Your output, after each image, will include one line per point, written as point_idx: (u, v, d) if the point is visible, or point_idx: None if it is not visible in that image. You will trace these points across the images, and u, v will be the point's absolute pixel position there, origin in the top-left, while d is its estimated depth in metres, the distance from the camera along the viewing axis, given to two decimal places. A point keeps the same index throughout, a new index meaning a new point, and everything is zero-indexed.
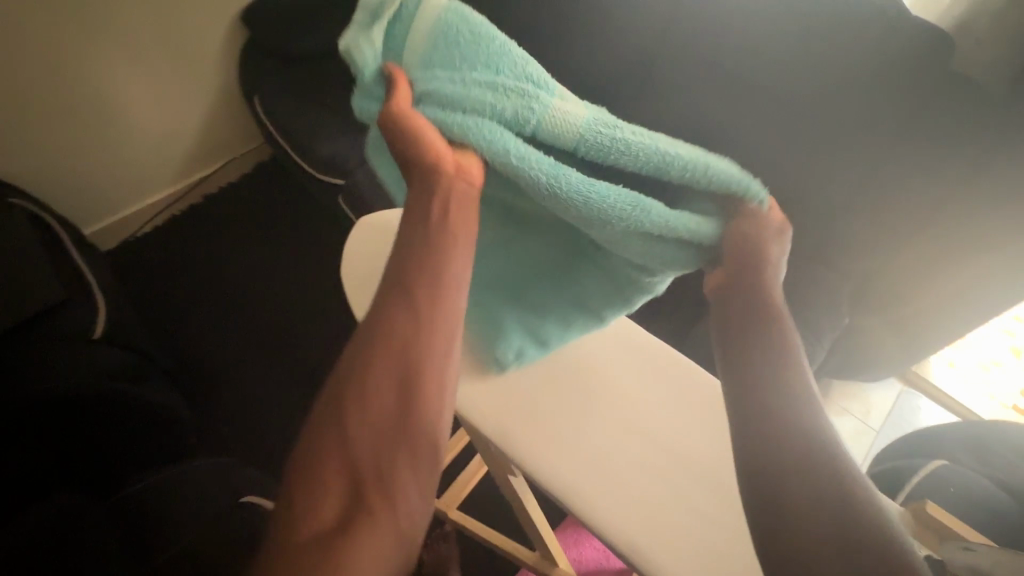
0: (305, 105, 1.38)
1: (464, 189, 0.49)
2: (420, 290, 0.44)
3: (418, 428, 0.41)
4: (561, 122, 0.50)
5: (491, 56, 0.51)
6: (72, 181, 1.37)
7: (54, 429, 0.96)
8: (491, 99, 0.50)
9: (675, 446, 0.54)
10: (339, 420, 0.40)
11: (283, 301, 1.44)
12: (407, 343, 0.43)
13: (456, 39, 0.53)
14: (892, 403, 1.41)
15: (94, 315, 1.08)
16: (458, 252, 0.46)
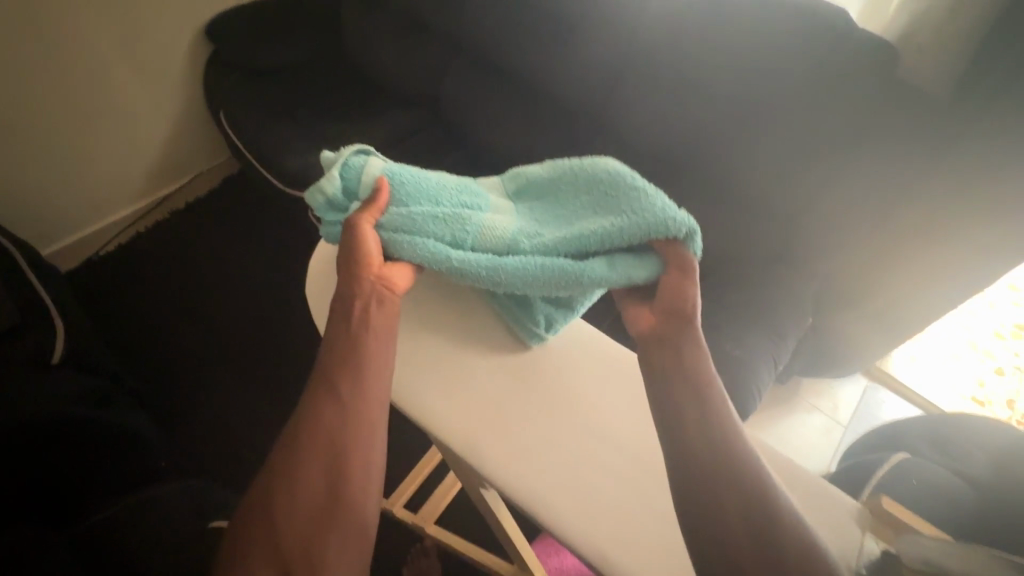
0: (272, 119, 1.37)
1: (394, 296, 0.57)
2: (347, 396, 0.49)
3: (345, 506, 0.46)
4: (492, 233, 0.60)
5: (423, 184, 0.61)
6: (35, 202, 1.33)
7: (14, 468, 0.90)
8: (433, 226, 0.59)
9: (640, 451, 0.55)
10: (268, 508, 0.45)
11: (253, 316, 1.42)
12: (334, 435, 0.48)
13: (400, 186, 0.60)
14: (858, 398, 1.45)
15: (53, 338, 1.05)
16: (385, 350, 0.53)
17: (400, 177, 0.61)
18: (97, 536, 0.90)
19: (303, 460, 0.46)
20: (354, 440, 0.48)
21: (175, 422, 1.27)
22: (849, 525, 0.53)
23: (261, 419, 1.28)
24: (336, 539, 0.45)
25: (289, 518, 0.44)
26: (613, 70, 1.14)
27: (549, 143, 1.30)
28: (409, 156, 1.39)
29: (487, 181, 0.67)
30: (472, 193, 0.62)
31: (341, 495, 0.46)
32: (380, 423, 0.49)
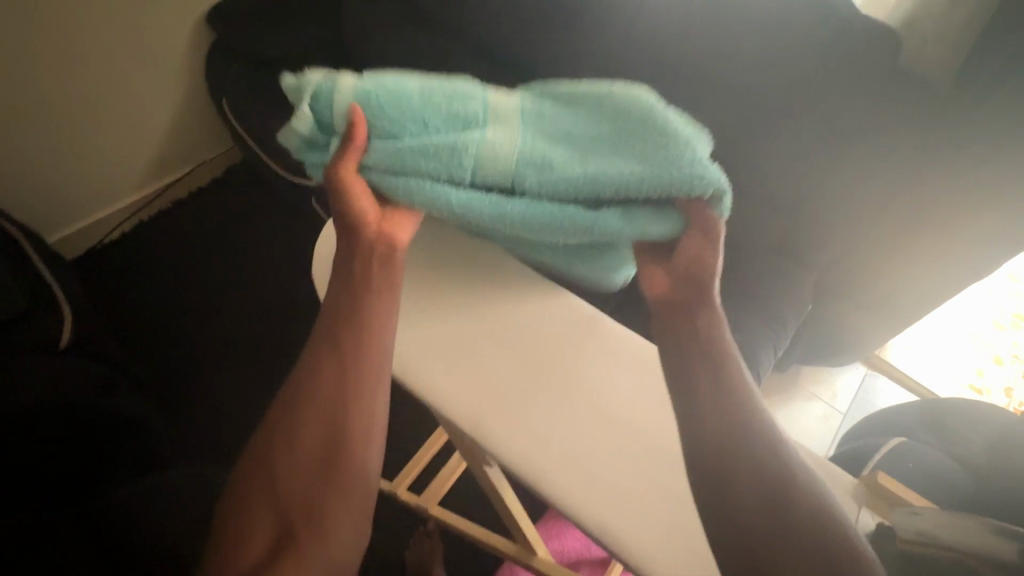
0: (276, 108, 1.37)
1: (398, 249, 0.59)
2: (349, 365, 0.54)
3: (345, 462, 0.52)
4: (494, 164, 0.56)
5: (417, 106, 0.56)
6: (39, 193, 1.34)
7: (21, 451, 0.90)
8: (428, 160, 0.56)
9: (639, 426, 0.56)
10: (278, 456, 0.52)
11: (258, 304, 1.43)
12: (335, 399, 0.53)
13: (389, 112, 0.56)
14: (856, 386, 1.46)
15: (59, 324, 1.07)
16: (388, 324, 0.55)
17: (390, 97, 0.56)
18: (107, 516, 0.89)
19: (307, 419, 0.53)
20: (357, 392, 0.53)
21: (180, 408, 1.29)
22: (846, 496, 0.51)
23: (267, 406, 1.30)
24: (337, 490, 0.51)
25: (293, 466, 0.51)
26: (615, 58, 1.13)
27: None
28: None
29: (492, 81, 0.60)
30: (470, 116, 0.56)
31: (342, 452, 0.52)
32: (378, 392, 0.54)
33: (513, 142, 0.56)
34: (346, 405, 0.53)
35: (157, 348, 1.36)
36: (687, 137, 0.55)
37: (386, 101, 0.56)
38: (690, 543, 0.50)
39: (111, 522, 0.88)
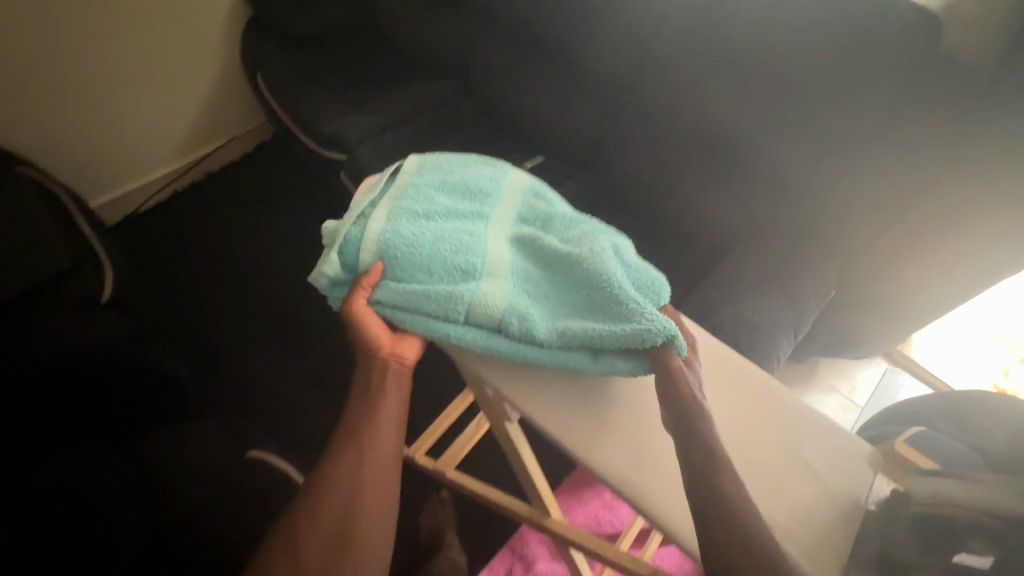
0: (307, 82, 1.40)
1: (406, 372, 0.60)
2: (362, 432, 0.55)
3: (359, 530, 0.50)
4: (486, 307, 0.60)
5: (418, 253, 0.62)
6: (82, 157, 1.40)
7: (63, 393, 0.99)
8: (428, 303, 0.60)
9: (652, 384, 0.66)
10: (290, 537, 0.49)
11: (285, 274, 1.47)
12: (349, 470, 0.53)
13: (397, 257, 0.62)
14: (877, 380, 1.44)
15: (100, 278, 1.11)
16: (392, 403, 0.58)
17: (396, 244, 0.62)
18: (145, 458, 0.94)
19: (319, 496, 0.51)
20: (368, 503, 0.52)
21: (209, 368, 1.34)
22: (863, 469, 0.57)
23: (292, 370, 1.34)
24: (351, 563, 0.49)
25: (305, 544, 0.49)
26: (646, 38, 1.13)
27: (577, 113, 1.31)
28: (439, 124, 1.40)
29: (492, 225, 0.66)
30: (466, 266, 0.62)
31: (353, 519, 0.51)
32: (388, 458, 0.54)
33: (504, 291, 0.61)
34: (356, 519, 0.51)
35: (188, 313, 1.41)
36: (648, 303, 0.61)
37: (393, 248, 0.62)
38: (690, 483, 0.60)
39: (148, 462, 0.94)
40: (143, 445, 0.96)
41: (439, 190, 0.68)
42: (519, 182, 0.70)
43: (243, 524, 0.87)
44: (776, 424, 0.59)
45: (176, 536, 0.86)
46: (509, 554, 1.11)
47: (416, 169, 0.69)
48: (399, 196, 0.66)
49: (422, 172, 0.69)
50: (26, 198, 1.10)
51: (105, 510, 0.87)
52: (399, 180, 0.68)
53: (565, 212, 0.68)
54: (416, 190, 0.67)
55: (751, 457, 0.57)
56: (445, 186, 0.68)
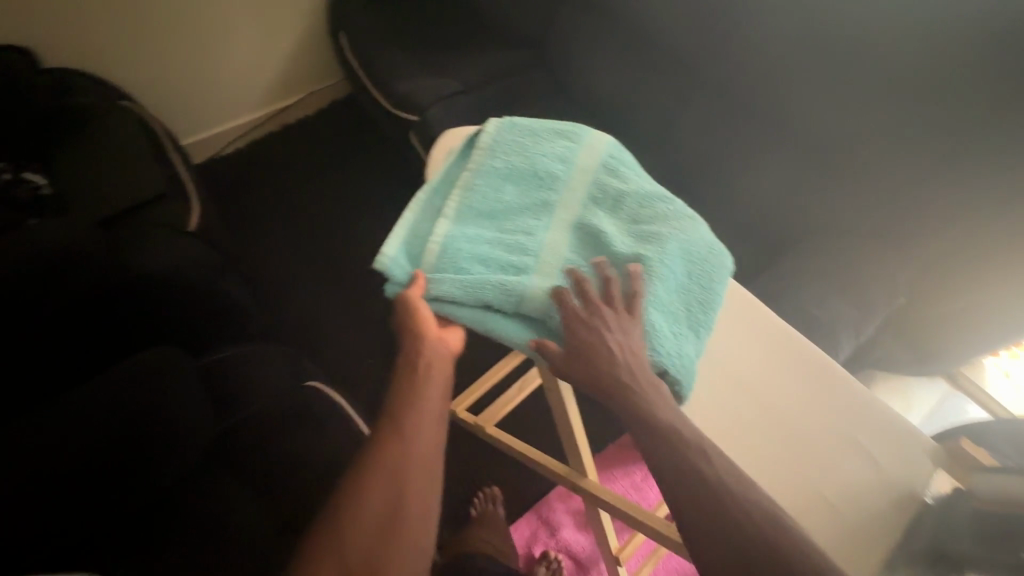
0: (386, 43, 1.44)
1: (451, 358, 0.62)
2: (405, 421, 0.56)
3: (406, 514, 0.53)
4: (536, 301, 0.61)
5: (477, 248, 0.65)
6: (175, 96, 1.50)
7: (140, 303, 0.99)
8: (484, 290, 0.62)
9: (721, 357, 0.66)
10: (341, 520, 0.52)
11: (347, 227, 1.53)
12: (396, 460, 0.55)
13: (458, 248, 0.64)
14: (936, 402, 1.36)
15: (188, 209, 1.15)
16: (434, 389, 0.59)
17: (457, 240, 0.65)
18: (216, 368, 0.96)
19: (369, 483, 0.54)
20: (411, 487, 0.54)
21: (273, 307, 1.41)
22: (922, 461, 0.59)
23: (346, 318, 1.40)
24: (397, 541, 0.52)
25: (354, 525, 0.52)
26: (735, 18, 1.09)
27: (652, 93, 1.28)
28: (511, 93, 1.41)
29: (554, 221, 0.67)
30: (522, 261, 0.64)
31: (400, 503, 0.53)
32: (431, 448, 0.56)
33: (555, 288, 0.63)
34: (402, 505, 0.53)
35: (256, 253, 1.49)
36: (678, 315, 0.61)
37: (453, 243, 0.65)
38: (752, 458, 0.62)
39: (221, 376, 0.95)
40: (219, 355, 0.98)
41: (504, 179, 0.69)
42: (587, 165, 0.69)
43: (298, 447, 0.90)
44: (840, 411, 0.62)
45: (241, 453, 0.90)
46: (535, 517, 1.16)
47: (485, 155, 0.70)
48: (465, 185, 0.68)
49: (491, 157, 0.70)
50: (126, 134, 1.19)
51: (180, 422, 0.85)
52: (467, 168, 0.69)
53: (630, 198, 0.67)
54: (482, 179, 0.68)
55: (812, 441, 0.61)
56: (510, 176, 0.69)
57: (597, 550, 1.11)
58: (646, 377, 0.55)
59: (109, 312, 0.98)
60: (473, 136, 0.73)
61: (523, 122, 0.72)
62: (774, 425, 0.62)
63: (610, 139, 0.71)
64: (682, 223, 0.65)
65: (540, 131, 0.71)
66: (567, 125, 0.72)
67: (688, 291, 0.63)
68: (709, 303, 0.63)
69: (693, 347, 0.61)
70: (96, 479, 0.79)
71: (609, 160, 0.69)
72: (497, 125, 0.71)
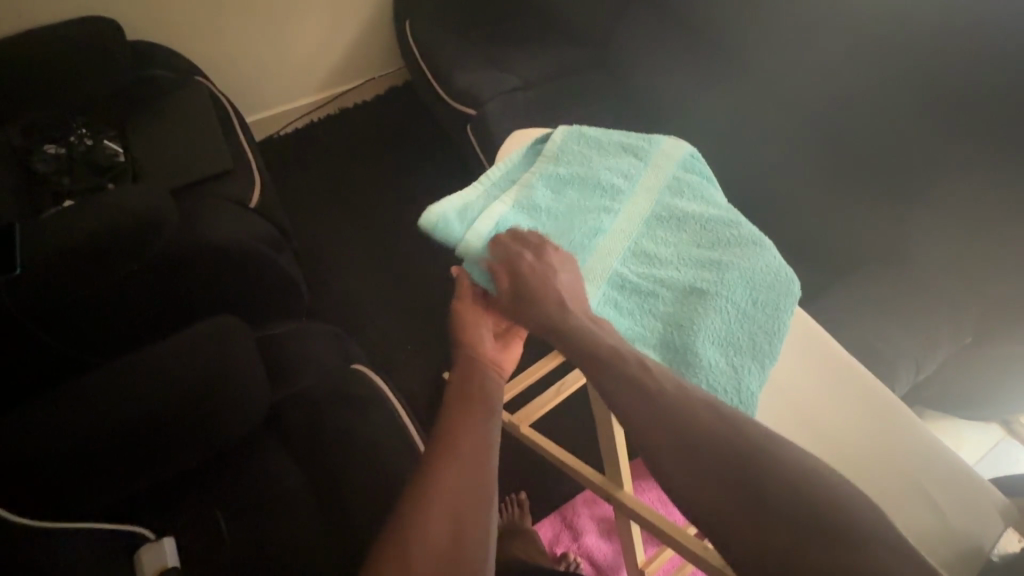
0: (449, 35, 1.45)
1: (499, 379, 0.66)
2: (460, 443, 0.58)
3: (467, 534, 0.53)
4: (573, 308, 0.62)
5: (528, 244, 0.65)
6: (243, 73, 1.55)
7: (203, 275, 1.03)
8: None
9: (788, 386, 0.65)
10: (404, 536, 0.52)
11: (396, 213, 1.55)
12: (453, 482, 0.56)
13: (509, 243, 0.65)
14: (986, 445, 1.28)
15: (251, 184, 1.19)
16: (483, 410, 0.62)
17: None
18: (271, 343, 1.00)
19: (429, 502, 0.54)
20: (467, 507, 0.55)
21: (320, 286, 1.45)
22: (992, 514, 0.58)
23: (389, 303, 1.43)
24: (458, 559, 0.52)
25: (417, 541, 0.52)
26: (812, 31, 1.05)
27: (717, 102, 1.24)
28: (570, 92, 1.39)
29: (610, 232, 0.66)
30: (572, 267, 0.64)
31: (460, 522, 0.54)
32: (484, 469, 0.57)
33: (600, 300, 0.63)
34: (461, 526, 0.53)
35: (309, 232, 1.53)
36: (726, 345, 0.61)
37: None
38: None
39: (274, 351, 0.99)
40: (275, 330, 1.02)
41: (566, 188, 0.69)
42: (652, 182, 0.68)
43: (340, 428, 0.91)
44: (908, 456, 0.61)
45: (287, 425, 0.93)
46: (558, 519, 1.16)
47: (551, 164, 0.70)
48: (528, 190, 0.68)
49: (557, 166, 0.70)
50: (199, 110, 1.24)
51: (240, 392, 0.88)
52: (532, 174, 0.70)
53: (695, 219, 0.65)
54: (545, 187, 0.69)
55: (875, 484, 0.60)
56: (573, 187, 0.69)
57: (619, 559, 1.10)
58: (585, 311, 0.60)
59: (178, 282, 1.02)
60: (541, 142, 0.73)
61: (593, 132, 0.71)
62: (838, 464, 0.61)
63: (680, 153, 0.69)
64: (748, 250, 0.63)
65: (608, 143, 0.71)
66: (636, 138, 0.71)
67: (751, 320, 0.62)
68: (773, 333, 0.62)
69: (752, 377, 0.60)
70: (160, 439, 0.84)
71: (675, 178, 0.68)
72: (568, 133, 0.71)
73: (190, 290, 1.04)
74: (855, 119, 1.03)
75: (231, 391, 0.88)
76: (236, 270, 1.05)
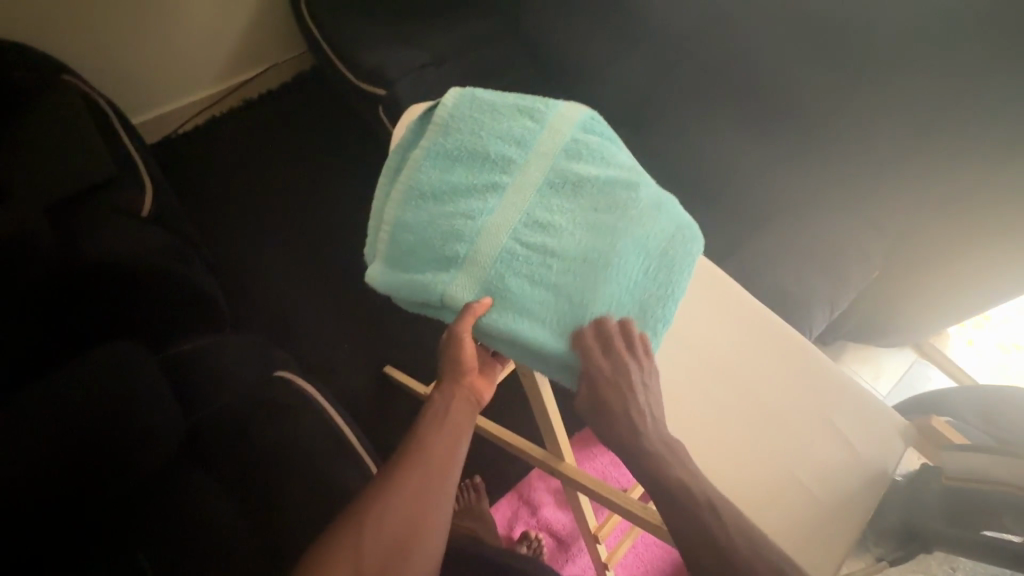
0: (348, 11, 1.35)
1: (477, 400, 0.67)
2: (433, 445, 0.61)
3: (422, 527, 0.57)
4: (461, 293, 0.61)
5: (418, 236, 0.64)
6: (121, 70, 1.39)
7: (91, 295, 0.93)
8: (428, 280, 0.63)
9: (725, 358, 0.69)
10: (360, 526, 0.56)
11: (316, 209, 1.47)
12: (421, 479, 0.59)
13: (402, 239, 0.65)
14: (903, 369, 1.36)
15: (141, 193, 1.11)
16: (456, 418, 0.64)
17: (406, 229, 0.65)
18: (181, 360, 0.93)
19: (392, 496, 0.57)
20: (430, 502, 0.58)
21: (241, 294, 1.36)
22: (896, 438, 0.65)
23: (318, 303, 1.36)
24: (412, 549, 0.56)
25: (375, 528, 0.56)
26: None
27: (629, 61, 1.20)
28: (482, 65, 1.34)
29: (500, 206, 0.63)
30: (460, 248, 0.61)
31: (422, 514, 0.57)
32: (450, 468, 0.60)
33: (487, 277, 0.61)
34: (421, 521, 0.57)
35: (223, 237, 1.43)
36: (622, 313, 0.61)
37: (404, 232, 0.65)
38: (753, 458, 0.65)
39: (183, 368, 0.92)
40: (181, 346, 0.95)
41: (455, 159, 0.65)
42: (548, 147, 0.65)
43: (272, 443, 0.87)
44: (831, 404, 0.67)
45: (214, 450, 0.87)
46: (515, 497, 1.16)
47: (438, 133, 0.67)
48: (415, 167, 0.66)
49: (444, 136, 0.66)
50: (66, 111, 1.09)
51: (150, 422, 0.80)
52: (420, 147, 0.67)
53: (590, 184, 0.64)
54: (432, 162, 0.66)
55: (788, 417, 0.67)
56: (462, 157, 0.65)
57: (577, 527, 1.13)
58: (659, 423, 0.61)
59: (57, 305, 0.91)
60: (431, 111, 0.69)
61: (484, 97, 0.68)
62: (769, 424, 0.67)
63: (576, 116, 0.67)
64: (643, 214, 0.63)
65: (501, 108, 0.67)
66: (531, 102, 0.68)
67: (645, 286, 0.62)
68: (669, 293, 0.62)
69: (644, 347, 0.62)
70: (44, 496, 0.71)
71: (571, 141, 0.66)
72: (457, 101, 0.67)
73: (73, 311, 0.93)
74: (765, 71, 1.03)
75: (133, 420, 0.79)
76: (129, 288, 0.95)
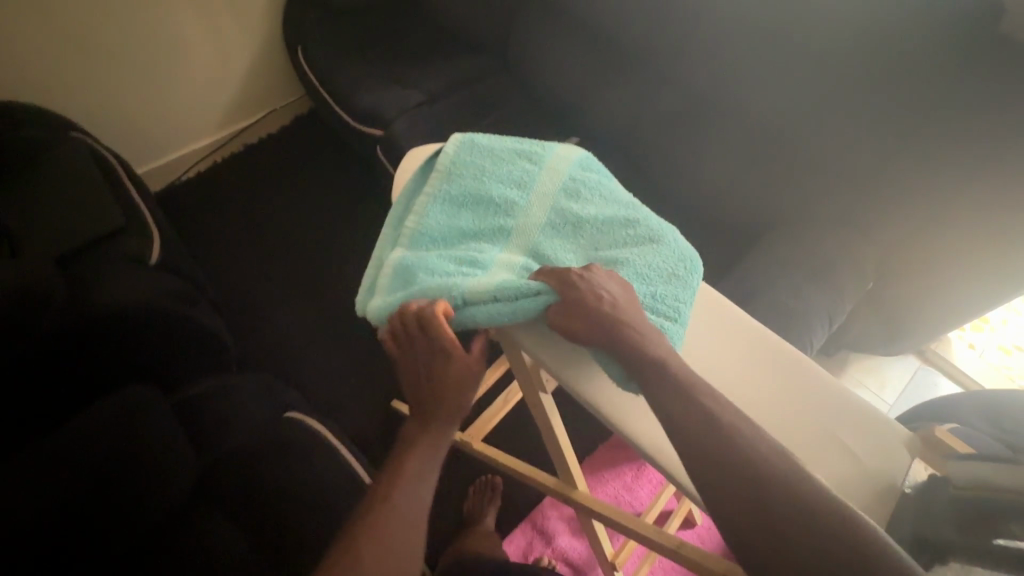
0: (342, 56, 1.40)
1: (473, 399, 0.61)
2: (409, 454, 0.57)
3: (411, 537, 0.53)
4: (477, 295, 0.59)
5: (430, 262, 0.63)
6: (126, 124, 1.44)
7: (102, 344, 0.94)
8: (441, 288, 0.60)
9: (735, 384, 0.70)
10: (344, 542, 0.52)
11: (319, 247, 1.50)
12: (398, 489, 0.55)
13: (413, 268, 0.63)
14: (908, 377, 1.36)
15: (147, 243, 1.11)
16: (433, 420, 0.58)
17: (416, 260, 0.64)
18: (193, 403, 0.93)
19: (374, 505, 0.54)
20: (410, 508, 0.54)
21: (248, 335, 1.38)
22: (901, 451, 0.66)
23: (325, 339, 1.38)
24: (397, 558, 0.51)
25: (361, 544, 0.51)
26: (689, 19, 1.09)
27: (615, 91, 1.25)
28: (475, 101, 1.38)
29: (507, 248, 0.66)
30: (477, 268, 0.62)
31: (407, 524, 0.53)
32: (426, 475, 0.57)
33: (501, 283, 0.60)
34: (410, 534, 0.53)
35: (228, 279, 1.45)
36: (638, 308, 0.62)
37: (411, 263, 0.64)
38: None
39: (195, 409, 0.92)
40: (192, 390, 0.95)
41: (461, 204, 0.68)
42: (548, 188, 0.68)
43: (284, 484, 0.87)
44: (839, 425, 0.68)
45: (225, 490, 0.86)
46: (530, 528, 1.15)
47: (442, 179, 0.69)
48: (422, 212, 0.67)
49: (449, 182, 0.69)
50: (74, 167, 1.12)
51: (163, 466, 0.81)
52: (426, 194, 0.69)
53: (591, 221, 0.67)
54: (439, 207, 0.68)
55: (799, 439, 0.67)
56: (467, 202, 0.68)
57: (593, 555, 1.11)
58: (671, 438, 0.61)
59: (69, 356, 0.92)
60: (433, 159, 0.72)
61: (483, 144, 0.71)
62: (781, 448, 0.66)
63: (573, 157, 0.71)
64: (643, 249, 0.66)
65: (501, 153, 0.70)
66: (528, 146, 0.71)
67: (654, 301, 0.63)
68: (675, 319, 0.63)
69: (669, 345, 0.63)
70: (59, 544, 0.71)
71: (570, 180, 0.69)
72: (459, 148, 0.70)
73: (86, 361, 0.94)
74: (745, 96, 1.08)
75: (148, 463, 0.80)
76: (140, 335, 0.97)
